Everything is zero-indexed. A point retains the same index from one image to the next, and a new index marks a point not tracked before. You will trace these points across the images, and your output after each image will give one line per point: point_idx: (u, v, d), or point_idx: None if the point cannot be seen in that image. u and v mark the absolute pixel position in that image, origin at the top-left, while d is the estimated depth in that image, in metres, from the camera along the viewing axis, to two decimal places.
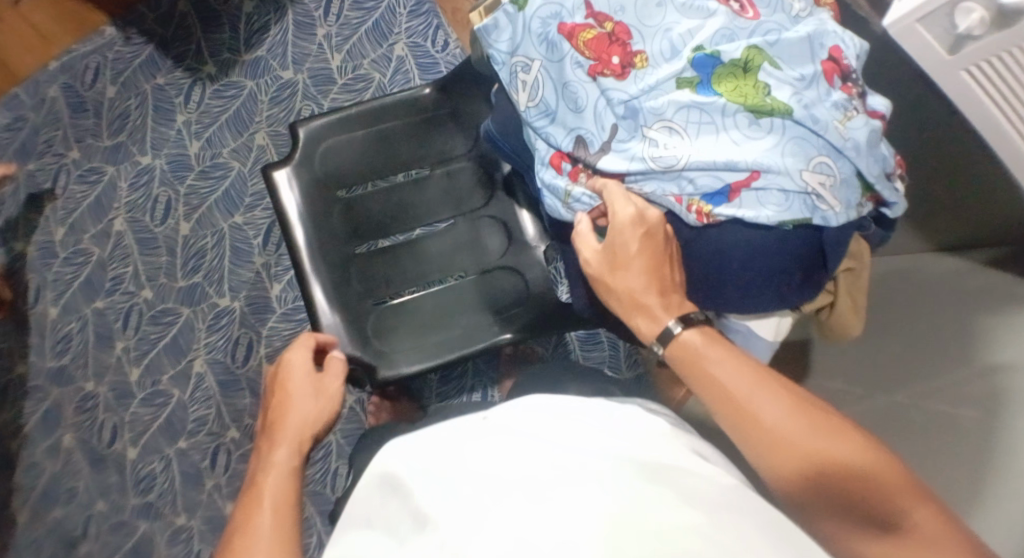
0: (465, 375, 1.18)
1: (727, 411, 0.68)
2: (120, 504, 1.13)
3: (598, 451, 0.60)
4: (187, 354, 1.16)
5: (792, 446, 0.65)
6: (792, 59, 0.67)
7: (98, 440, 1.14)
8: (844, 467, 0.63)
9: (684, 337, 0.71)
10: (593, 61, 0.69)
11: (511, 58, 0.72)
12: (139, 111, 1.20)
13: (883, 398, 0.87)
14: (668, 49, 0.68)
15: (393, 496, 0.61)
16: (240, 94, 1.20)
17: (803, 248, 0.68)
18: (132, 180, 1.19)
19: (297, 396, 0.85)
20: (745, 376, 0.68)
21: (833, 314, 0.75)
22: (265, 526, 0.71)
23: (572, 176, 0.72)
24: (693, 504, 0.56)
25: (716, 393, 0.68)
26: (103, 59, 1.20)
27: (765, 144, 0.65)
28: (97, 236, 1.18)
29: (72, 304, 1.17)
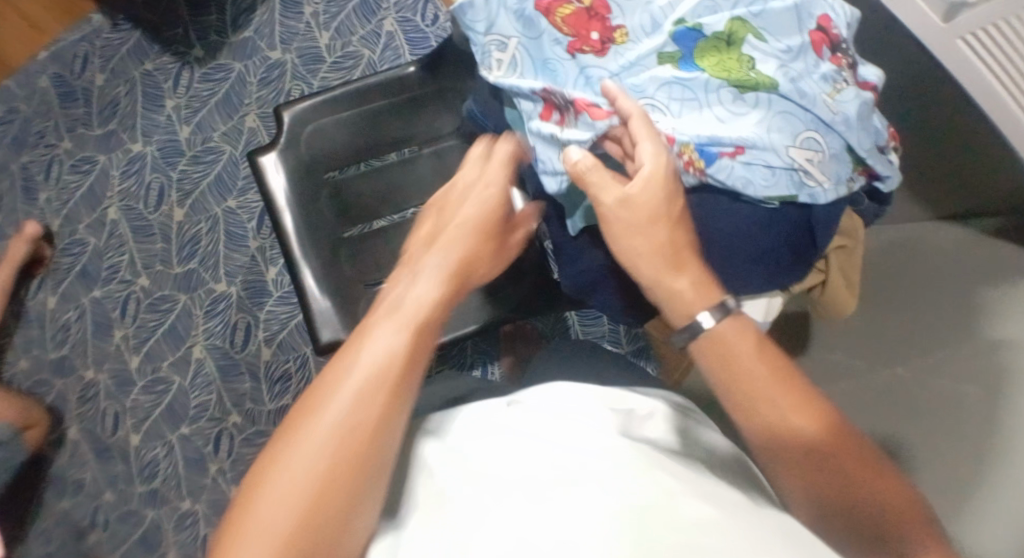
0: (464, 353, 1.15)
1: (760, 416, 0.64)
2: (127, 493, 1.16)
3: (606, 447, 0.63)
4: (186, 340, 1.17)
5: (819, 455, 0.63)
6: (779, 30, 0.65)
7: (102, 429, 1.18)
8: (864, 481, 0.62)
9: (719, 329, 0.66)
10: (572, 36, 0.67)
11: (485, 37, 0.68)
12: (128, 98, 1.19)
13: (885, 372, 0.83)
14: (649, 23, 0.67)
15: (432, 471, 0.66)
16: (229, 76, 1.18)
17: (791, 226, 0.68)
18: (124, 168, 1.18)
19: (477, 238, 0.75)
20: (781, 382, 0.64)
21: (825, 292, 0.73)
22: (369, 391, 0.63)
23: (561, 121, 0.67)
24: (709, 501, 0.58)
25: (730, 380, 0.65)
26: (91, 47, 1.20)
27: (749, 122, 0.64)
28: (92, 226, 1.18)
29: (71, 293, 1.18)
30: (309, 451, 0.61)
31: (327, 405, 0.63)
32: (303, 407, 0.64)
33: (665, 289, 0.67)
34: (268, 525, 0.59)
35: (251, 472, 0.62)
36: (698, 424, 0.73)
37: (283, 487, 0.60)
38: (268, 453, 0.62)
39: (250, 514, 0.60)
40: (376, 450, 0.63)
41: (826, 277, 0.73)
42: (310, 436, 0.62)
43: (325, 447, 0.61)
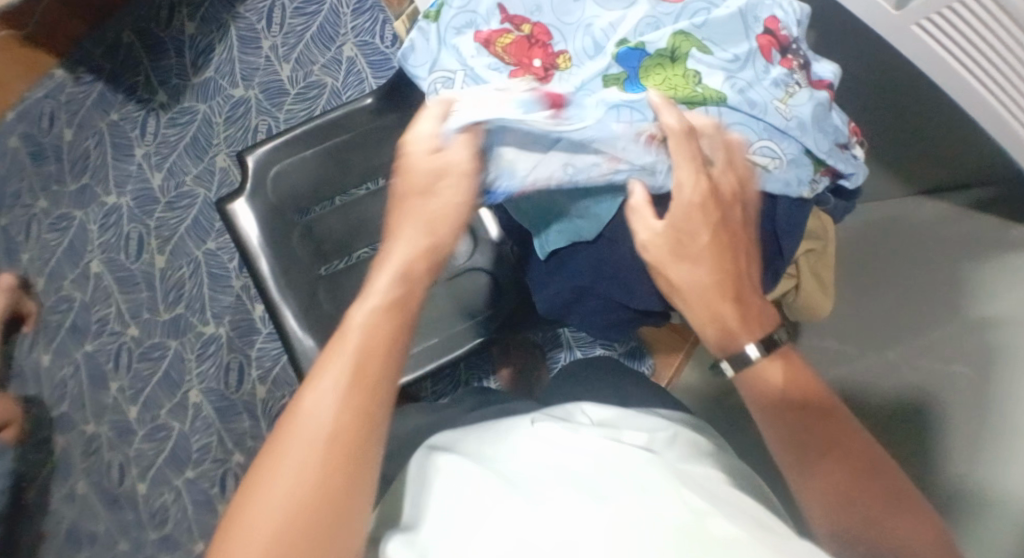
0: (458, 371, 1.16)
1: (782, 425, 0.66)
2: (141, 540, 1.17)
3: (618, 453, 0.66)
4: (181, 385, 1.17)
5: (830, 459, 0.63)
6: (723, 39, 0.67)
7: (109, 481, 1.18)
8: (868, 479, 0.62)
9: (763, 360, 0.68)
10: (514, 66, 0.69)
11: (431, 75, 0.71)
12: (98, 150, 1.19)
13: (879, 356, 0.81)
14: (591, 46, 0.69)
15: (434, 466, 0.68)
16: (195, 119, 1.18)
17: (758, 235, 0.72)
18: (102, 221, 1.18)
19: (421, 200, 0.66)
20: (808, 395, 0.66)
21: (798, 296, 0.76)
22: (366, 366, 0.60)
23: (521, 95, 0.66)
24: (739, 521, 0.58)
25: (750, 392, 0.69)
26: (57, 103, 1.19)
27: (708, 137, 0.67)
28: (76, 281, 1.18)
29: (62, 348, 1.19)
30: (306, 438, 0.57)
31: (325, 373, 0.59)
32: (299, 398, 0.59)
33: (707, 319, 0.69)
34: (264, 518, 0.54)
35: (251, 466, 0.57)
36: (703, 441, 0.77)
37: (290, 472, 0.55)
38: (269, 444, 0.57)
39: (252, 503, 0.54)
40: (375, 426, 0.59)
41: (798, 282, 0.75)
42: (317, 392, 0.58)
43: (328, 429, 0.57)
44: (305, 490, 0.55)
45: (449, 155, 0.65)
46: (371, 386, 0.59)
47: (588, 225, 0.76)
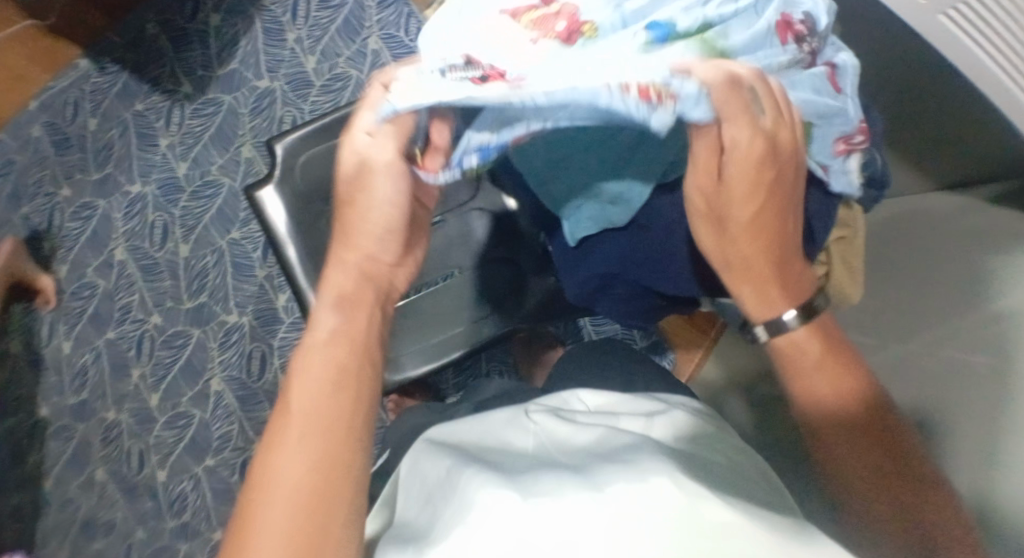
0: (479, 364, 1.18)
1: (811, 409, 0.69)
2: (159, 528, 1.18)
3: (610, 437, 0.72)
4: (203, 373, 1.18)
5: (849, 452, 0.68)
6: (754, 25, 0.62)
7: (128, 468, 1.20)
8: (888, 472, 0.66)
9: (794, 330, 0.69)
10: (537, 31, 0.61)
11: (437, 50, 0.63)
12: (122, 141, 1.20)
13: (904, 346, 0.83)
14: (618, 23, 0.61)
15: (434, 464, 0.72)
16: (220, 110, 1.18)
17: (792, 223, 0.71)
18: (126, 210, 1.19)
19: (354, 225, 0.68)
20: (828, 382, 0.69)
21: (829, 284, 0.76)
22: (317, 410, 0.61)
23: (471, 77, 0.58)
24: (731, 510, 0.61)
25: (782, 363, 0.70)
26: (81, 92, 1.20)
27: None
28: (100, 268, 1.19)
29: (84, 336, 1.20)
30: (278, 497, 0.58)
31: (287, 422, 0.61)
32: (262, 452, 0.60)
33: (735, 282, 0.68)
34: None
35: (232, 519, 0.58)
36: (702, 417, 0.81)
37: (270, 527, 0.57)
38: (244, 500, 0.59)
39: None
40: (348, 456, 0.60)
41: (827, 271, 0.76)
42: (283, 452, 0.59)
43: (301, 472, 0.59)
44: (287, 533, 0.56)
45: (371, 152, 0.64)
46: (330, 419, 0.61)
47: (618, 212, 0.74)
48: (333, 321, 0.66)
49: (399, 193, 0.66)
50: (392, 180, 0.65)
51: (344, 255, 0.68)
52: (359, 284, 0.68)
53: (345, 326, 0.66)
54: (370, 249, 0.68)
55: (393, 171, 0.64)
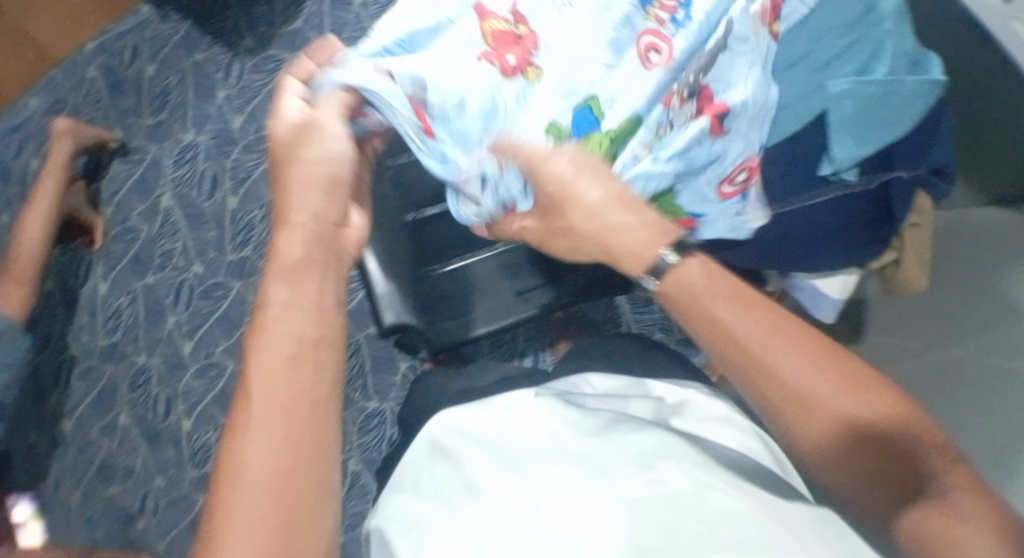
0: (516, 340, 1.18)
1: (749, 373, 0.65)
2: (179, 478, 1.18)
3: (620, 422, 0.73)
4: (240, 325, 1.18)
5: (818, 403, 0.64)
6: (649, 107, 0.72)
7: (154, 414, 1.20)
8: (867, 425, 0.63)
9: (685, 278, 0.68)
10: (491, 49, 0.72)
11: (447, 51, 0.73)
12: (179, 89, 1.20)
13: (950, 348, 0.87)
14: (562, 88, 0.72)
15: (437, 464, 0.74)
16: (280, 67, 1.19)
17: (865, 204, 0.79)
18: (177, 157, 1.19)
19: (300, 184, 0.68)
20: (749, 325, 0.66)
21: (897, 269, 0.84)
22: (280, 398, 0.61)
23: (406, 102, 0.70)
24: (746, 506, 0.64)
25: (687, 312, 0.68)
26: (141, 37, 1.21)
27: (818, 96, 0.76)
28: (145, 213, 1.20)
29: (122, 278, 1.20)
30: (249, 496, 0.58)
31: (253, 414, 0.61)
32: (231, 444, 0.60)
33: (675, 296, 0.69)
34: None
35: (203, 521, 0.59)
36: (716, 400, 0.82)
37: (245, 523, 0.58)
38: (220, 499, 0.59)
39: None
40: (316, 437, 0.61)
41: (899, 256, 0.83)
42: (253, 445, 0.60)
43: (267, 466, 0.59)
44: (269, 522, 0.58)
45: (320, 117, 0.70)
46: (293, 399, 0.62)
47: None
48: (285, 292, 0.65)
49: (346, 145, 0.70)
50: (338, 138, 0.70)
51: (292, 218, 0.68)
52: (305, 247, 0.68)
53: (294, 296, 0.65)
54: (315, 206, 0.69)
55: (339, 130, 0.71)
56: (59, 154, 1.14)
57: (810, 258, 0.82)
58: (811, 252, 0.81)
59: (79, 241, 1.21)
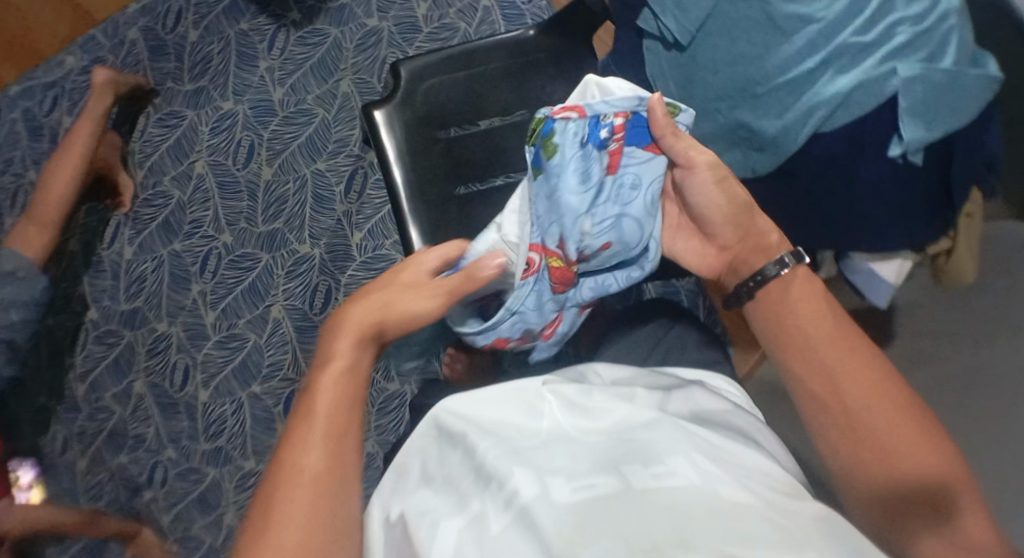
0: None
1: (815, 379, 0.73)
2: (191, 449, 1.16)
3: (626, 415, 0.64)
4: (265, 298, 1.16)
5: (867, 420, 0.70)
6: (570, 195, 0.75)
7: (170, 383, 1.17)
8: (901, 453, 0.68)
9: (779, 283, 0.77)
10: (559, 123, 0.75)
11: (566, 130, 0.75)
12: (221, 56, 1.20)
13: (977, 352, 0.83)
14: (578, 184, 0.75)
15: (446, 451, 0.65)
16: (326, 41, 1.19)
17: (932, 180, 0.77)
18: (213, 124, 1.19)
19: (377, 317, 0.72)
20: (823, 331, 0.74)
21: (949, 259, 0.82)
22: (332, 429, 0.68)
23: (577, 111, 0.75)
24: (749, 489, 0.57)
25: (769, 313, 0.77)
26: (185, 2, 1.21)
27: (888, 81, 0.75)
28: (177, 178, 1.19)
29: (150, 243, 1.18)
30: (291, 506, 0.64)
31: (304, 446, 0.67)
32: (286, 451, 0.67)
33: (772, 310, 0.77)
34: None
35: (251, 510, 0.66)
36: (718, 400, 0.71)
37: (284, 529, 0.63)
38: (265, 494, 0.66)
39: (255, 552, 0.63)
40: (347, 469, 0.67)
41: (952, 246, 0.81)
42: (307, 455, 0.66)
43: (315, 476, 0.66)
44: (309, 527, 0.64)
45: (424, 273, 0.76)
46: (338, 426, 0.68)
47: (760, 160, 0.83)
48: (345, 356, 0.71)
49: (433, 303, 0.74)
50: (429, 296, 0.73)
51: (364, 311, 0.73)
52: (370, 325, 0.72)
53: (350, 364, 0.71)
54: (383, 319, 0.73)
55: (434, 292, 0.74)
56: (98, 103, 1.14)
57: (870, 238, 0.79)
58: (874, 229, 0.79)
59: (105, 202, 1.19)
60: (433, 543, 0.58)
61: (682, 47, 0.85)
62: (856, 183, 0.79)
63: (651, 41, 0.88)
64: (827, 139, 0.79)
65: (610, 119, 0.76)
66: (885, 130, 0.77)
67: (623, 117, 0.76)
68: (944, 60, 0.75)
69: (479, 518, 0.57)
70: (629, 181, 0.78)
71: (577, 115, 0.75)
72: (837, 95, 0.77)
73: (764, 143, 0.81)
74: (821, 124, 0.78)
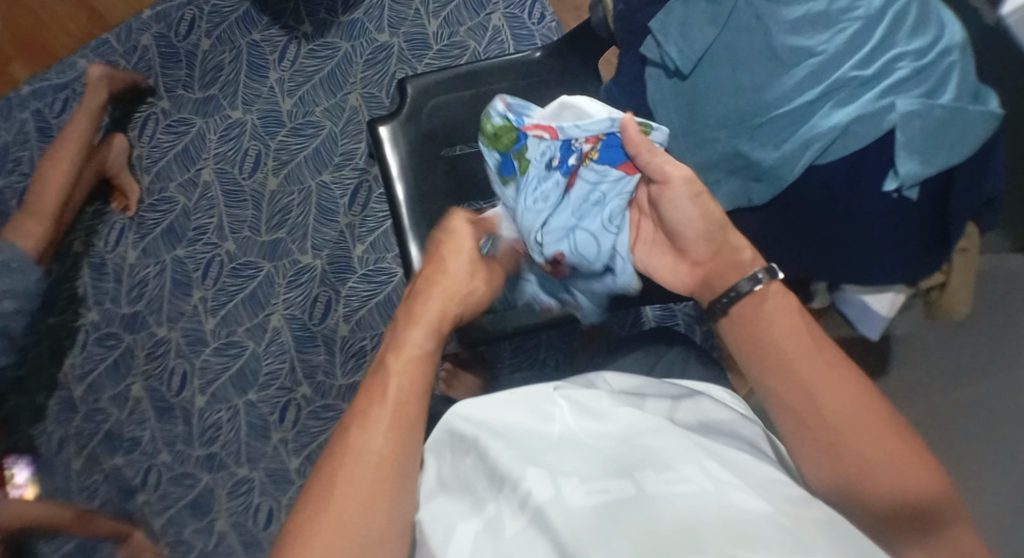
0: (539, 348, 1.17)
1: (791, 398, 0.69)
2: (186, 455, 1.16)
3: (637, 420, 0.63)
4: (265, 307, 1.17)
5: (846, 437, 0.66)
6: (523, 204, 0.79)
7: (167, 388, 1.17)
8: (882, 470, 0.65)
9: (754, 299, 0.72)
10: (530, 136, 0.80)
11: (535, 146, 0.80)
12: (232, 65, 1.21)
13: (967, 389, 0.85)
14: (531, 194, 0.79)
15: (459, 455, 0.64)
16: (336, 55, 1.21)
17: (926, 215, 0.76)
18: (221, 133, 1.20)
19: (438, 301, 0.74)
20: (799, 345, 0.70)
21: (943, 293, 0.83)
22: (399, 411, 0.66)
23: (546, 128, 0.79)
24: (759, 494, 0.56)
25: (745, 329, 0.73)
26: (199, 11, 1.22)
27: (887, 114, 0.74)
28: (183, 185, 1.20)
29: (153, 248, 1.19)
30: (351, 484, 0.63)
31: (365, 427, 0.65)
32: (351, 433, 0.65)
33: (745, 327, 0.73)
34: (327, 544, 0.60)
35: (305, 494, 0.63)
36: (730, 407, 0.70)
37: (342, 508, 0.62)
38: (323, 476, 0.64)
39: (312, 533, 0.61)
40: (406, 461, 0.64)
41: (945, 280, 0.82)
42: (371, 436, 0.65)
43: (377, 457, 0.64)
44: (361, 512, 0.62)
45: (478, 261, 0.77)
46: (403, 408, 0.67)
47: (757, 190, 0.81)
48: (417, 341, 0.71)
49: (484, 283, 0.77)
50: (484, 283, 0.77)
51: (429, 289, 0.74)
52: (439, 310, 0.74)
53: (421, 352, 0.71)
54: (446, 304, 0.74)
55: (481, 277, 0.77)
56: (93, 99, 1.12)
57: (863, 270, 0.79)
58: (867, 263, 0.78)
59: (114, 205, 1.20)
60: (450, 544, 0.59)
61: (684, 75, 0.83)
62: (851, 219, 0.78)
63: (653, 68, 0.86)
64: (824, 173, 0.78)
65: (576, 136, 0.79)
66: (883, 163, 0.75)
67: (592, 137, 0.78)
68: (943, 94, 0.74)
69: (495, 522, 0.57)
70: (594, 194, 0.79)
71: (547, 131, 0.79)
72: (833, 128, 0.75)
73: (762, 172, 0.80)
74: (820, 155, 0.77)
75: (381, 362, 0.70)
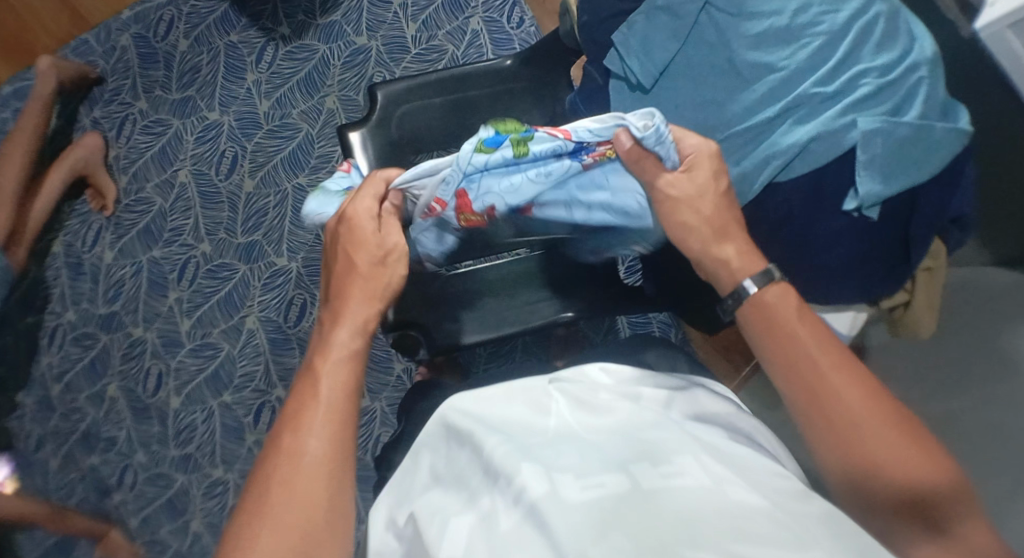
0: (514, 352, 1.15)
1: (802, 394, 0.67)
2: (161, 456, 1.16)
3: (636, 417, 0.62)
4: (240, 309, 1.17)
5: (859, 432, 0.64)
6: (511, 196, 0.71)
7: (142, 389, 1.17)
8: (894, 467, 0.62)
9: (762, 295, 0.71)
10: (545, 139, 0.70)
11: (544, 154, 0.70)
12: (210, 67, 1.21)
13: (943, 404, 0.84)
14: (524, 190, 0.71)
15: (456, 448, 0.63)
16: (313, 57, 1.21)
17: (888, 237, 0.76)
18: (199, 134, 1.20)
19: (356, 293, 0.70)
20: (812, 342, 0.68)
21: (907, 312, 0.83)
22: (329, 415, 0.64)
23: (565, 137, 0.69)
24: (757, 490, 0.55)
25: (757, 322, 0.71)
26: (178, 12, 1.23)
27: (848, 133, 0.74)
28: (160, 186, 1.20)
29: (130, 248, 1.19)
30: (279, 497, 0.61)
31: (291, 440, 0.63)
32: (286, 437, 0.63)
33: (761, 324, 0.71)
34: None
35: (239, 508, 0.62)
36: (722, 399, 0.68)
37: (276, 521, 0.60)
38: (261, 479, 0.62)
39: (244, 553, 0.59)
40: (336, 469, 0.62)
41: (910, 299, 0.82)
42: (298, 445, 0.63)
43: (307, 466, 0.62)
44: (300, 520, 0.60)
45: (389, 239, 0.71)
46: (333, 412, 0.65)
47: None
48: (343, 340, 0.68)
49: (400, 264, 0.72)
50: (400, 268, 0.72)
51: (344, 280, 0.71)
52: (361, 303, 0.70)
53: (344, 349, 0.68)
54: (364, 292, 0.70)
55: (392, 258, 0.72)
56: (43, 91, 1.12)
57: (825, 288, 0.80)
58: (829, 282, 0.79)
59: (91, 205, 1.20)
60: (443, 540, 0.56)
61: (645, 89, 0.83)
62: (809, 239, 0.78)
63: (613, 80, 0.85)
64: (784, 191, 0.77)
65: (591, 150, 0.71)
66: (843, 182, 0.75)
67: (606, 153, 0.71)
68: (908, 113, 0.74)
69: (490, 516, 0.56)
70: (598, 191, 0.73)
71: (562, 139, 0.69)
72: (794, 146, 0.75)
73: None
74: (778, 173, 0.77)
75: (309, 368, 0.67)
